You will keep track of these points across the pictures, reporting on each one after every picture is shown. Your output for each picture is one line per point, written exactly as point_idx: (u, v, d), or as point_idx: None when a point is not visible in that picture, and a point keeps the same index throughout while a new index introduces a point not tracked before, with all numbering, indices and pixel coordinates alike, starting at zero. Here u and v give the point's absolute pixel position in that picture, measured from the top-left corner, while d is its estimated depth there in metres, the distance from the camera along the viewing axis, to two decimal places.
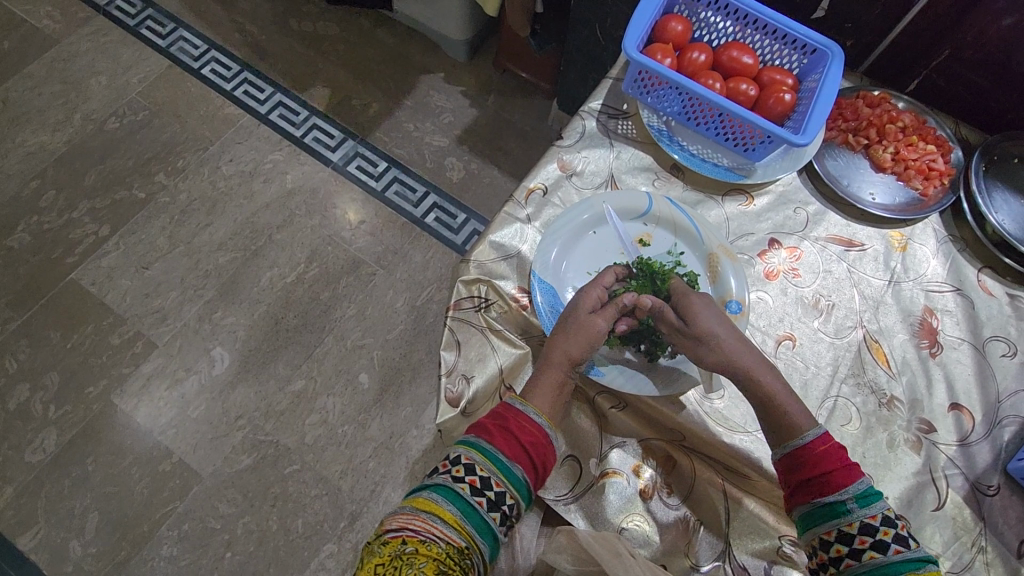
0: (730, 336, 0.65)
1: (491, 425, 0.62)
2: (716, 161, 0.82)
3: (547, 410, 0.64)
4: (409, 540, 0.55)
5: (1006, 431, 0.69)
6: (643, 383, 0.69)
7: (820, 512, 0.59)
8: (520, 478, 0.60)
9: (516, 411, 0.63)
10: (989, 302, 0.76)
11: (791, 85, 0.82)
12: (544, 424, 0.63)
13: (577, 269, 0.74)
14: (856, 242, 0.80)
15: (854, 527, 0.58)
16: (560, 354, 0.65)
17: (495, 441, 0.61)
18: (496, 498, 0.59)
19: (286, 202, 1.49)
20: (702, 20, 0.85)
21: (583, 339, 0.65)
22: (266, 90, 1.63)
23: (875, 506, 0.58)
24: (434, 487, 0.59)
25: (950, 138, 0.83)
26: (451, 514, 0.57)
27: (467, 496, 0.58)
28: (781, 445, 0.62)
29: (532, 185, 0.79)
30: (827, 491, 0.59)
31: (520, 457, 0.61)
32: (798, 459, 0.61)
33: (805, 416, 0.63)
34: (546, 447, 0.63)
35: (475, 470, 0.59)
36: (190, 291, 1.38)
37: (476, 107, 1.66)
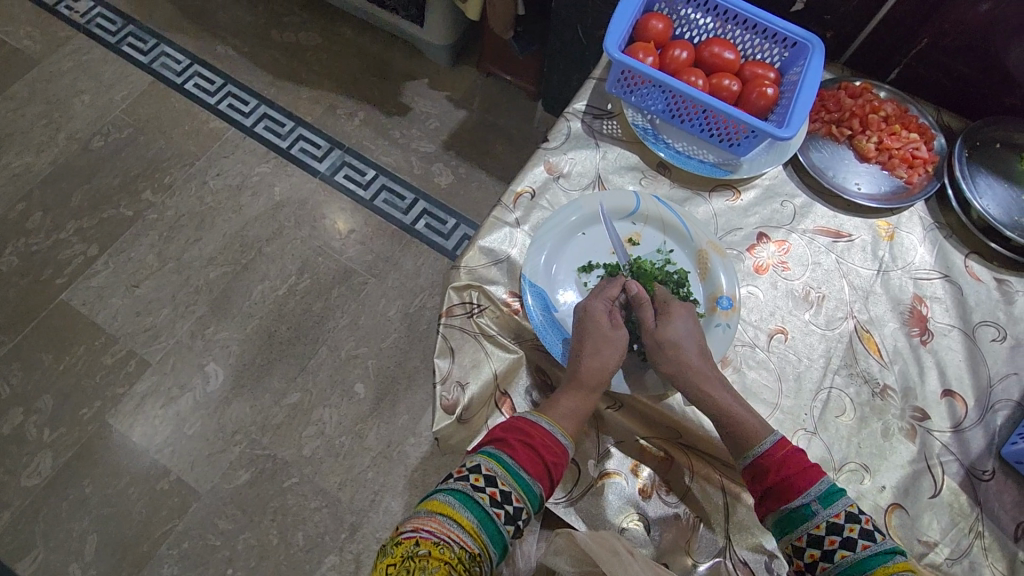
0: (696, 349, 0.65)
1: (512, 438, 0.62)
2: (702, 157, 0.82)
3: (569, 427, 0.64)
4: (423, 542, 0.55)
5: (998, 414, 0.70)
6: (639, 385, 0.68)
7: (788, 519, 0.60)
8: (537, 495, 0.61)
9: (538, 426, 0.63)
10: (977, 288, 0.77)
11: (773, 79, 0.82)
12: (566, 445, 0.64)
13: (567, 271, 0.73)
14: (844, 232, 0.80)
15: (823, 528, 0.59)
16: (590, 375, 0.64)
17: (519, 457, 0.61)
18: (513, 512, 0.60)
19: (276, 214, 1.49)
20: (683, 18, 0.85)
21: (614, 354, 0.65)
22: (251, 102, 1.63)
23: (838, 504, 0.59)
24: (451, 492, 0.59)
25: (933, 125, 0.84)
26: (467, 521, 0.57)
27: (485, 506, 0.58)
28: (740, 456, 0.63)
29: (520, 188, 0.79)
30: (793, 494, 0.60)
31: (540, 474, 0.62)
32: (758, 470, 0.61)
33: (759, 425, 0.63)
34: (563, 467, 0.64)
35: (495, 482, 0.59)
36: (181, 307, 1.38)
37: (462, 112, 1.66)
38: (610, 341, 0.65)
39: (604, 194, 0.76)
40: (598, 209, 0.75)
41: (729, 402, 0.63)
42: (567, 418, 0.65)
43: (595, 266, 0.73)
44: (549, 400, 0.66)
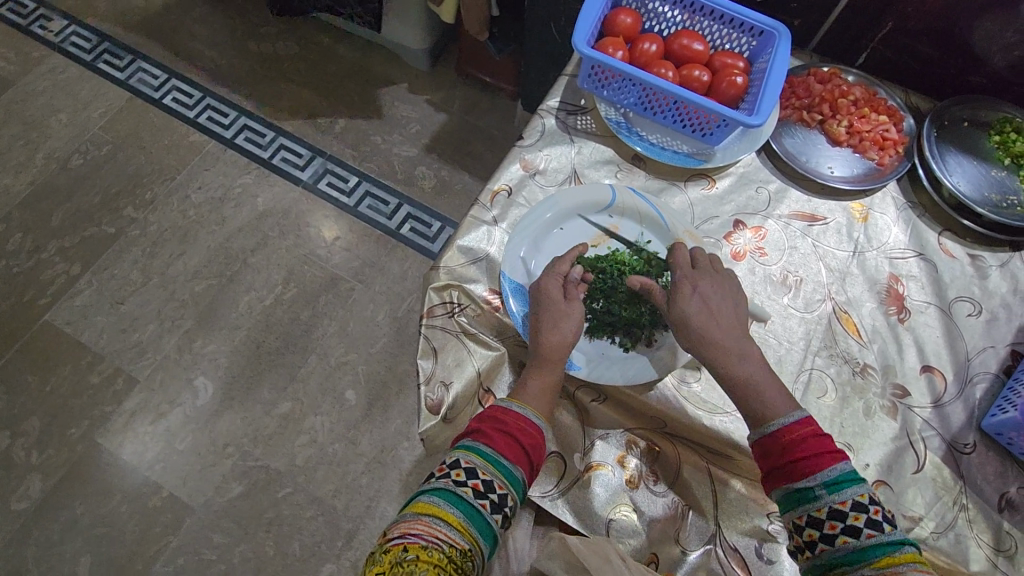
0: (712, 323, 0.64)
1: (488, 428, 0.63)
2: (676, 148, 0.83)
3: (542, 408, 0.65)
4: (410, 547, 0.54)
5: (977, 388, 0.71)
6: (621, 374, 0.69)
7: (791, 498, 0.59)
8: (520, 480, 0.62)
9: (513, 412, 0.64)
10: (952, 264, 0.78)
11: (742, 68, 0.83)
12: (540, 425, 0.64)
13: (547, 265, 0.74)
14: (819, 216, 0.81)
15: (824, 512, 0.57)
16: (553, 351, 0.66)
17: (496, 444, 0.61)
18: (498, 500, 0.60)
19: (259, 225, 1.48)
20: (651, 11, 0.86)
21: (569, 325, 0.66)
22: (230, 114, 1.63)
23: (846, 492, 0.57)
24: (434, 491, 0.58)
25: (901, 107, 0.85)
26: (454, 517, 0.57)
27: (470, 500, 0.58)
28: (755, 430, 0.61)
29: (496, 186, 0.80)
30: (797, 476, 0.58)
31: (520, 459, 0.62)
32: (768, 447, 0.60)
33: (785, 403, 0.61)
34: (542, 450, 0.65)
35: (476, 473, 0.60)
36: (167, 322, 1.37)
37: (442, 115, 1.66)
38: (569, 317, 0.67)
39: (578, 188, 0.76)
40: (574, 202, 0.76)
41: (746, 372, 0.62)
42: (537, 398, 0.65)
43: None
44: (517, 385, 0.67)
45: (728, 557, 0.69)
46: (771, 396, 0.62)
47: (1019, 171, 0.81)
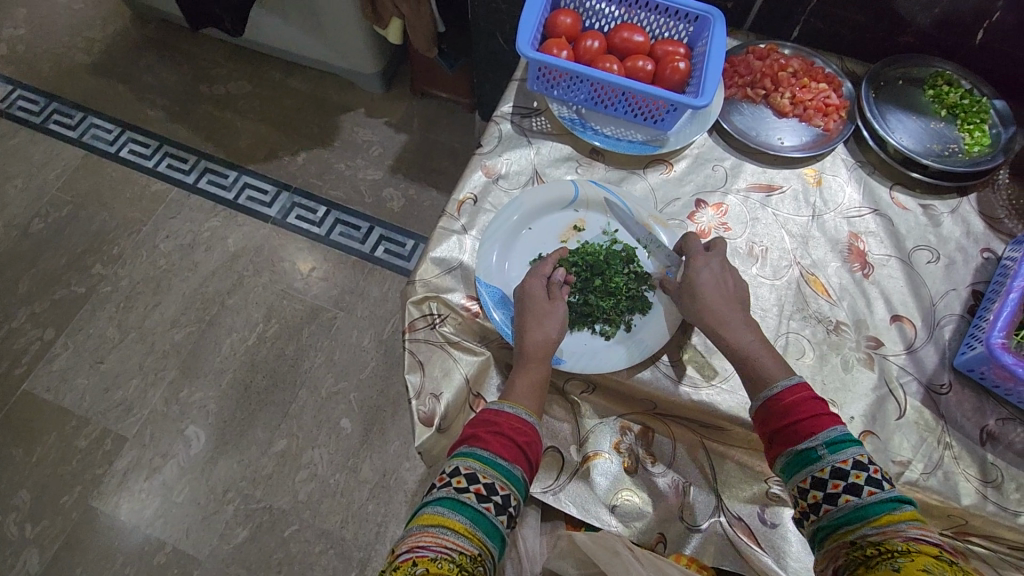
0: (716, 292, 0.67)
1: (482, 432, 0.63)
2: (631, 137, 0.85)
3: (532, 404, 0.66)
4: (419, 560, 0.53)
5: (945, 330, 0.74)
6: (605, 361, 0.70)
7: (795, 461, 0.60)
8: (520, 478, 0.62)
9: (505, 413, 0.65)
10: (906, 216, 0.81)
11: (683, 53, 0.86)
12: (535, 423, 0.65)
13: (519, 267, 0.75)
14: (776, 185, 0.83)
15: (827, 473, 0.58)
16: (535, 348, 0.67)
17: (491, 447, 0.62)
18: (502, 501, 0.60)
19: (233, 266, 1.48)
20: (590, 10, 0.89)
21: (553, 322, 0.68)
22: (191, 159, 1.62)
23: (846, 451, 0.58)
24: (437, 501, 0.58)
25: (838, 73, 0.88)
26: (459, 523, 0.57)
27: (474, 504, 0.58)
28: (757, 396, 0.63)
29: (462, 196, 0.81)
30: (799, 437, 0.60)
31: (517, 458, 0.62)
32: (770, 410, 0.62)
33: (779, 367, 0.64)
34: (539, 450, 0.65)
35: (476, 478, 0.60)
36: (150, 375, 1.35)
37: (403, 135, 1.68)
38: (552, 313, 0.68)
39: (541, 187, 0.78)
40: (538, 201, 0.77)
41: (747, 343, 0.64)
42: (528, 395, 0.66)
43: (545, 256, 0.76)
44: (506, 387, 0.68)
45: (737, 530, 0.71)
46: (769, 365, 0.64)
47: (957, 121, 0.85)
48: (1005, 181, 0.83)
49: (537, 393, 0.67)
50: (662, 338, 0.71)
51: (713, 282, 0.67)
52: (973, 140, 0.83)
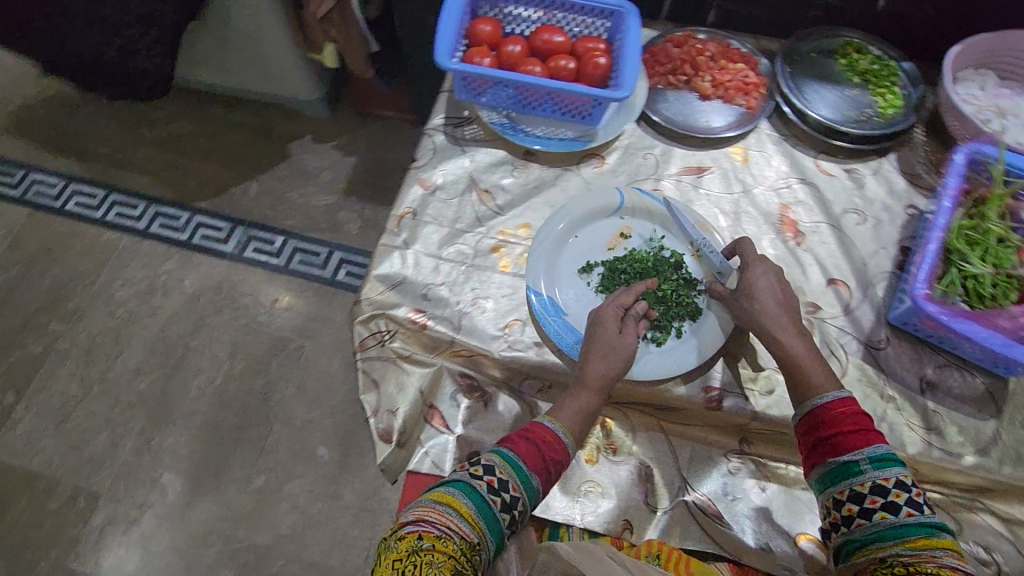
0: (774, 300, 0.68)
1: (514, 435, 0.66)
2: (562, 135, 0.86)
3: (568, 422, 0.67)
4: (425, 536, 0.57)
5: (878, 287, 0.77)
6: (657, 367, 0.69)
7: (834, 472, 0.62)
8: (535, 487, 0.64)
9: (542, 425, 0.67)
10: (832, 182, 0.84)
11: (603, 49, 0.88)
12: (569, 444, 0.67)
13: (568, 275, 0.76)
14: (705, 167, 0.86)
15: (867, 488, 0.60)
16: (594, 376, 0.66)
17: (520, 450, 0.65)
18: (509, 501, 0.62)
19: (193, 307, 1.46)
20: (508, 15, 0.90)
21: (619, 357, 0.66)
22: (140, 205, 1.60)
23: (890, 470, 0.60)
24: (451, 483, 0.62)
25: (753, 52, 0.91)
26: (467, 510, 0.60)
27: (484, 494, 0.61)
28: (803, 404, 0.65)
29: (400, 211, 0.81)
30: (842, 450, 0.61)
31: (538, 468, 0.64)
32: (814, 419, 0.63)
33: (827, 379, 0.65)
34: (563, 464, 0.67)
35: (493, 471, 0.63)
36: (118, 427, 1.33)
37: (353, 157, 1.68)
38: (619, 344, 0.67)
39: (589, 194, 0.79)
40: (584, 210, 0.78)
41: (796, 348, 0.66)
42: (574, 418, 0.67)
43: (593, 264, 0.76)
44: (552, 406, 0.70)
45: (701, 506, 0.72)
46: (816, 377, 0.65)
47: (870, 86, 0.88)
48: (921, 139, 0.86)
49: (580, 414, 0.68)
50: (714, 349, 0.71)
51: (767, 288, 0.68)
52: (887, 102, 0.86)
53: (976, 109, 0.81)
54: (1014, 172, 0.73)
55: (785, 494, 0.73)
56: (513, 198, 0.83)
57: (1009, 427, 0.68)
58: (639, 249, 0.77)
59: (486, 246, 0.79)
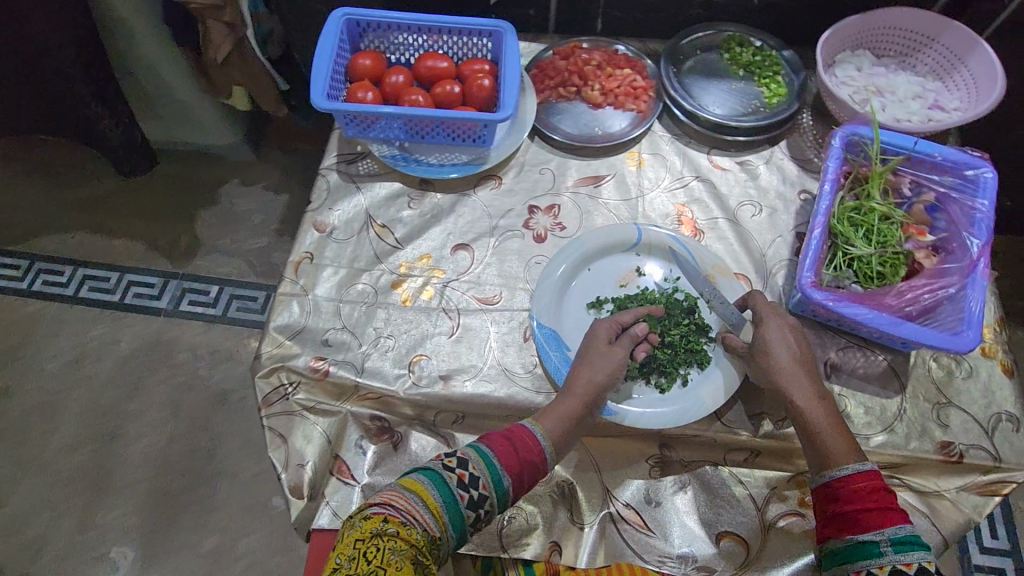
0: (788, 355, 0.65)
1: (495, 433, 0.62)
2: (455, 160, 0.86)
3: (553, 433, 0.63)
4: (390, 520, 0.53)
5: (778, 276, 0.77)
6: (660, 415, 0.68)
7: (849, 549, 0.57)
8: (506, 489, 0.59)
9: (525, 428, 0.62)
10: (726, 176, 0.85)
11: (488, 69, 0.88)
12: (547, 449, 0.62)
13: (575, 308, 0.74)
14: (602, 175, 0.86)
15: (886, 571, 0.55)
16: (583, 383, 0.64)
17: (498, 448, 0.60)
18: (478, 499, 0.57)
19: (129, 370, 1.42)
20: (390, 46, 0.90)
21: (606, 367, 0.65)
22: (66, 269, 1.51)
23: (913, 554, 0.54)
24: (424, 470, 0.58)
25: (638, 55, 0.92)
26: (433, 502, 0.55)
27: (451, 486, 0.57)
28: (818, 472, 0.61)
29: (297, 257, 0.79)
30: (861, 527, 0.57)
31: (513, 469, 0.60)
32: (832, 489, 0.59)
33: (849, 449, 0.60)
34: (540, 471, 0.62)
35: (467, 465, 0.58)
36: (60, 505, 1.28)
37: (284, 195, 1.62)
38: (606, 356, 0.65)
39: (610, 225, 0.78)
40: (603, 240, 0.76)
41: (803, 401, 0.63)
42: (560, 427, 0.63)
43: (604, 300, 0.74)
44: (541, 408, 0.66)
45: (625, 517, 0.71)
46: (831, 445, 0.61)
47: (754, 77, 0.89)
48: (808, 123, 0.88)
49: (566, 428, 0.63)
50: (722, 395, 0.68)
51: (784, 345, 0.65)
52: (772, 92, 0.88)
53: (851, 91, 0.83)
54: (890, 150, 0.74)
55: (707, 494, 0.72)
56: (412, 230, 0.82)
57: (912, 402, 0.69)
58: (653, 288, 0.75)
59: (386, 282, 0.78)
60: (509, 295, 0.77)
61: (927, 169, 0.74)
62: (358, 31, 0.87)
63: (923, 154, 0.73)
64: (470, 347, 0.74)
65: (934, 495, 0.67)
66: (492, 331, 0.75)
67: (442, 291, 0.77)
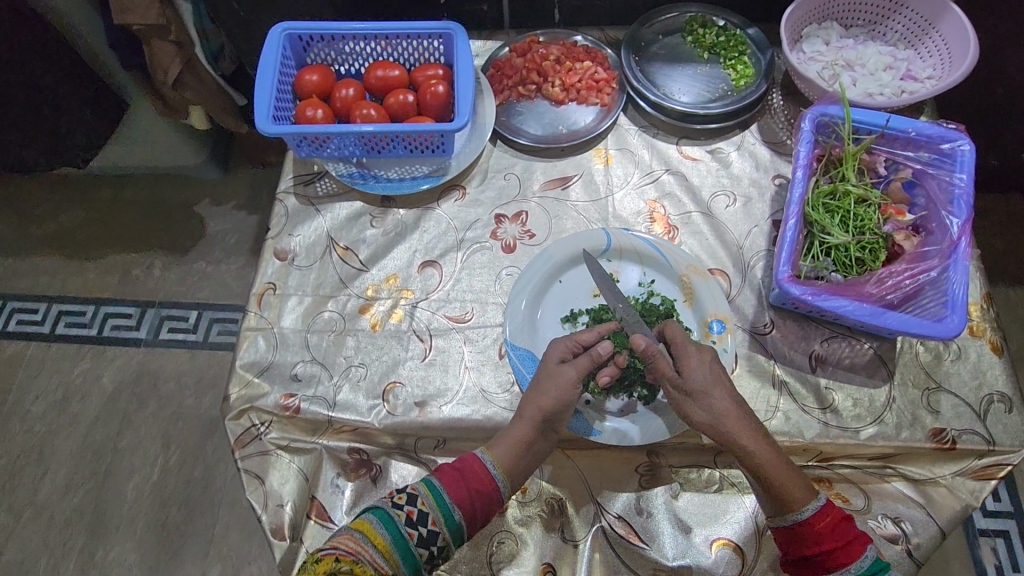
0: (727, 396, 0.60)
1: (446, 466, 0.63)
2: (415, 173, 0.83)
3: (506, 460, 0.63)
4: (343, 558, 0.54)
5: (757, 268, 0.74)
6: (641, 431, 0.66)
7: None
8: (458, 522, 0.60)
9: (474, 458, 0.63)
10: (696, 166, 0.82)
11: (442, 74, 0.84)
12: (497, 479, 0.63)
13: (549, 324, 0.72)
14: (569, 176, 0.83)
15: None
16: (532, 409, 0.64)
17: (447, 481, 0.61)
18: (428, 534, 0.59)
19: (115, 405, 1.39)
20: (338, 57, 0.86)
21: (555, 389, 0.63)
22: (40, 307, 1.47)
23: None
24: (372, 509, 0.59)
25: (598, 45, 0.88)
26: (382, 539, 0.57)
27: (400, 525, 0.58)
28: (779, 516, 0.59)
29: (259, 288, 0.76)
30: (830, 569, 0.57)
31: (463, 502, 0.61)
32: (796, 534, 0.58)
33: (804, 487, 0.58)
34: (494, 502, 0.63)
35: (415, 500, 0.59)
36: (58, 548, 1.27)
37: (256, 212, 1.58)
38: (555, 376, 0.64)
39: (576, 236, 0.74)
40: (571, 252, 0.74)
41: (753, 447, 0.59)
42: (512, 456, 0.63)
43: (578, 313, 0.72)
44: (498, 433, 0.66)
45: (617, 530, 0.70)
46: (791, 488, 0.58)
47: (720, 59, 0.86)
48: (779, 104, 0.84)
49: (517, 452, 0.64)
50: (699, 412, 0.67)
51: (716, 379, 0.61)
52: (739, 74, 0.84)
53: (819, 67, 0.79)
54: (862, 128, 0.71)
55: (699, 500, 0.70)
56: (376, 250, 0.79)
57: (901, 389, 0.67)
58: (629, 295, 0.72)
59: (354, 307, 0.76)
60: (480, 310, 0.74)
61: (902, 146, 0.71)
62: (301, 45, 0.83)
63: (897, 130, 0.70)
64: (444, 370, 0.71)
65: (930, 484, 0.65)
66: (466, 350, 0.72)
67: (412, 312, 0.75)
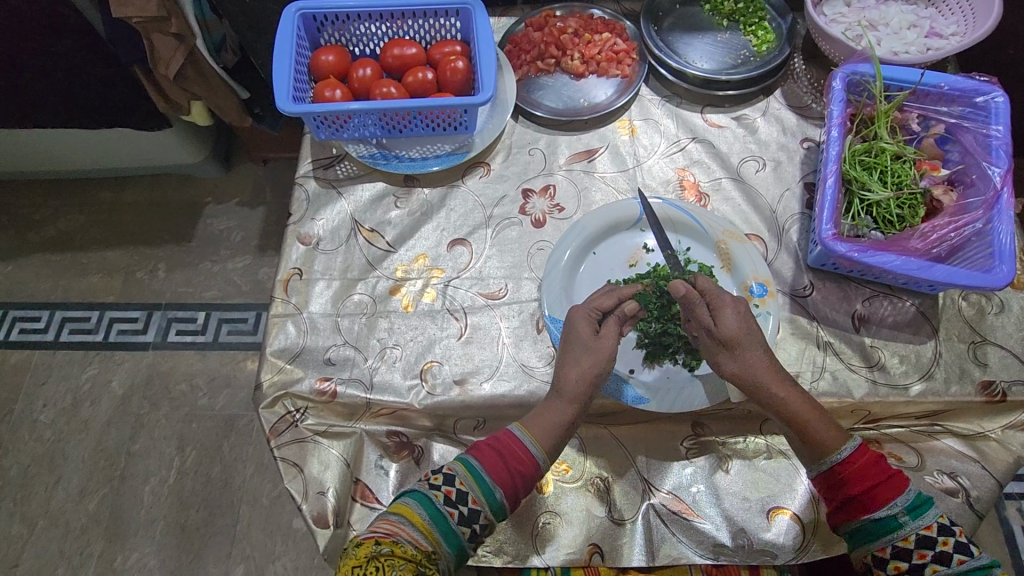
0: (760, 347, 0.59)
1: (484, 442, 0.60)
2: (439, 151, 0.81)
3: (543, 438, 0.60)
4: (383, 540, 0.53)
5: (791, 232, 0.74)
6: (685, 401, 0.64)
7: (869, 529, 0.55)
8: (500, 501, 0.58)
9: (511, 434, 0.60)
10: (723, 134, 0.81)
11: (460, 50, 0.82)
12: (538, 457, 0.60)
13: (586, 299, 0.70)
14: (594, 149, 0.81)
15: (910, 542, 0.54)
16: (571, 385, 0.61)
17: (486, 461, 0.58)
18: (470, 513, 0.57)
19: (126, 410, 1.35)
20: (353, 37, 0.84)
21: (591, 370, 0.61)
22: (43, 314, 1.44)
23: (929, 516, 0.54)
24: (409, 493, 0.58)
25: (615, 17, 0.86)
26: (420, 518, 0.55)
27: (439, 506, 0.56)
28: (819, 461, 0.57)
29: (284, 274, 0.73)
30: (875, 505, 0.55)
31: (504, 482, 0.58)
32: (838, 476, 0.56)
33: (832, 429, 0.58)
34: (536, 478, 0.60)
35: (454, 482, 0.58)
36: (77, 556, 1.24)
37: (260, 208, 1.56)
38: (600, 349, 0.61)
39: (604, 207, 0.73)
40: (602, 223, 0.72)
41: (784, 398, 0.58)
42: (550, 428, 0.61)
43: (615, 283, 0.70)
44: (532, 410, 0.64)
45: (668, 506, 0.68)
46: (818, 433, 0.57)
47: (740, 26, 0.85)
48: (802, 68, 0.84)
49: (554, 428, 0.61)
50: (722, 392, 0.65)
51: (749, 331, 0.60)
52: (760, 40, 0.83)
53: (843, 29, 0.79)
54: (893, 85, 0.70)
55: (748, 470, 0.69)
56: (403, 231, 0.77)
57: (947, 344, 0.66)
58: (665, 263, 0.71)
59: (384, 289, 0.74)
60: (514, 286, 0.73)
61: (933, 102, 0.71)
62: (315, 26, 0.81)
63: (930, 86, 0.69)
64: (482, 347, 0.70)
65: (980, 438, 0.65)
66: (503, 326, 0.71)
67: (444, 291, 0.73)
